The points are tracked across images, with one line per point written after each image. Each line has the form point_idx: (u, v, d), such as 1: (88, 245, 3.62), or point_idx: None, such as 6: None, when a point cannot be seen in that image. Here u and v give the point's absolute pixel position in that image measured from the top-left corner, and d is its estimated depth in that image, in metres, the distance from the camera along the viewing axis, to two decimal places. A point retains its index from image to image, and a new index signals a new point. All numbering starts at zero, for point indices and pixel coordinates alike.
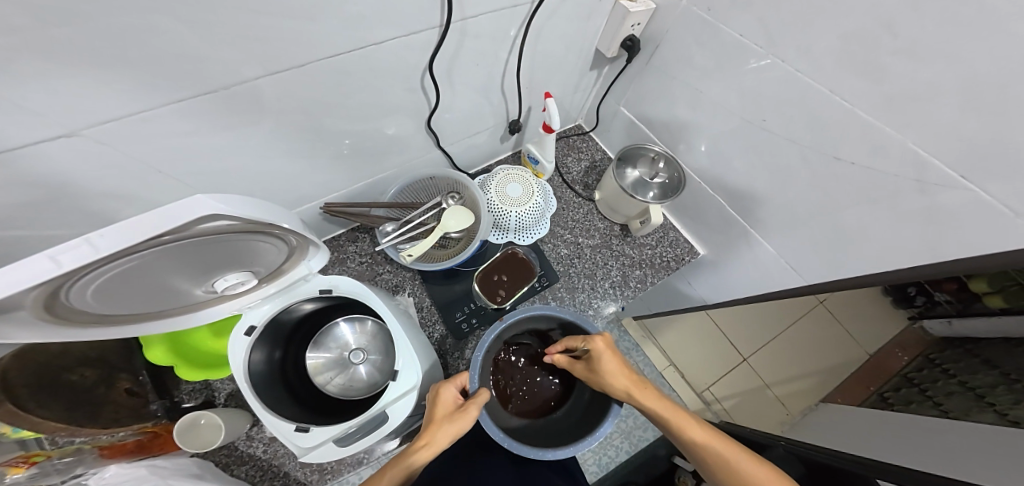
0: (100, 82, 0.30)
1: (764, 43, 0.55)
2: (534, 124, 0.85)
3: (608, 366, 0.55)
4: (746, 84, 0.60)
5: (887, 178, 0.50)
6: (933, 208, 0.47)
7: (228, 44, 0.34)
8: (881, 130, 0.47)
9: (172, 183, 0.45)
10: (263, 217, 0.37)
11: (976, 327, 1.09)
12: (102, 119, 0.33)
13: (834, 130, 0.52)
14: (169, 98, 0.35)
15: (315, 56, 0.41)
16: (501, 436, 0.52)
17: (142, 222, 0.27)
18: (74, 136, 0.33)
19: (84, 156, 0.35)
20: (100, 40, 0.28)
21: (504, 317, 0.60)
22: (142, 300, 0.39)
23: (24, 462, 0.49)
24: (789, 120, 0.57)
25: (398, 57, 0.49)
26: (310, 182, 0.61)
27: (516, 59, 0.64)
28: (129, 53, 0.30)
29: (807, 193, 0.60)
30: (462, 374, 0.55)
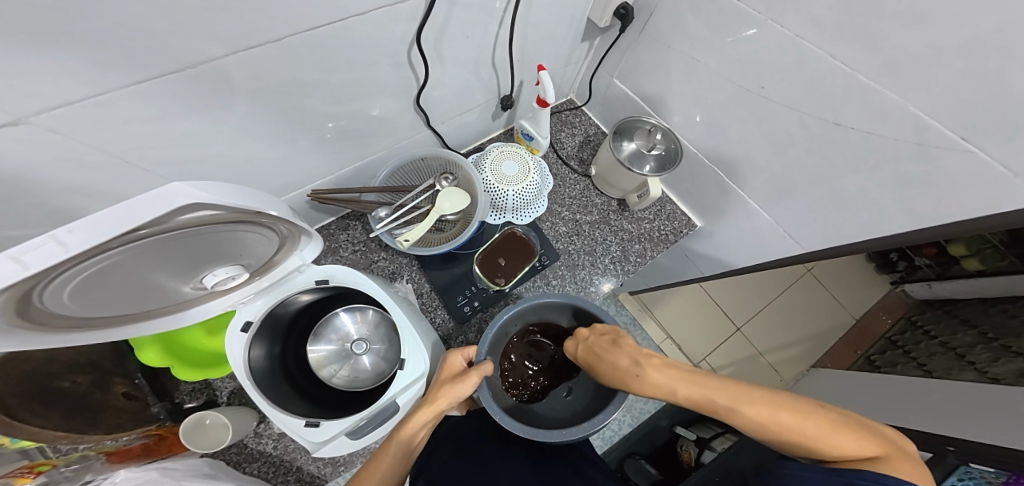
0: (40, 65, 0.27)
1: (763, 7, 0.52)
2: (525, 100, 0.82)
3: (591, 368, 0.53)
4: (743, 52, 0.58)
5: (887, 143, 0.49)
6: (936, 172, 0.46)
7: (188, 20, 0.30)
8: (882, 95, 0.46)
9: (141, 174, 0.42)
10: (251, 206, 0.34)
11: (953, 288, 1.15)
12: (48, 104, 0.29)
13: (834, 96, 0.51)
14: (127, 80, 0.32)
15: (289, 30, 0.38)
16: (500, 415, 0.50)
17: (111, 215, 0.25)
18: (20, 125, 0.29)
19: (37, 148, 0.32)
20: (33, 20, 0.24)
21: (516, 301, 0.58)
22: (126, 300, 0.36)
23: (30, 471, 0.50)
24: (787, 87, 0.55)
25: (381, 30, 0.45)
26: (294, 169, 0.58)
27: (507, 32, 0.61)
28: (71, 32, 0.26)
29: (806, 161, 0.59)
30: (471, 346, 0.56)
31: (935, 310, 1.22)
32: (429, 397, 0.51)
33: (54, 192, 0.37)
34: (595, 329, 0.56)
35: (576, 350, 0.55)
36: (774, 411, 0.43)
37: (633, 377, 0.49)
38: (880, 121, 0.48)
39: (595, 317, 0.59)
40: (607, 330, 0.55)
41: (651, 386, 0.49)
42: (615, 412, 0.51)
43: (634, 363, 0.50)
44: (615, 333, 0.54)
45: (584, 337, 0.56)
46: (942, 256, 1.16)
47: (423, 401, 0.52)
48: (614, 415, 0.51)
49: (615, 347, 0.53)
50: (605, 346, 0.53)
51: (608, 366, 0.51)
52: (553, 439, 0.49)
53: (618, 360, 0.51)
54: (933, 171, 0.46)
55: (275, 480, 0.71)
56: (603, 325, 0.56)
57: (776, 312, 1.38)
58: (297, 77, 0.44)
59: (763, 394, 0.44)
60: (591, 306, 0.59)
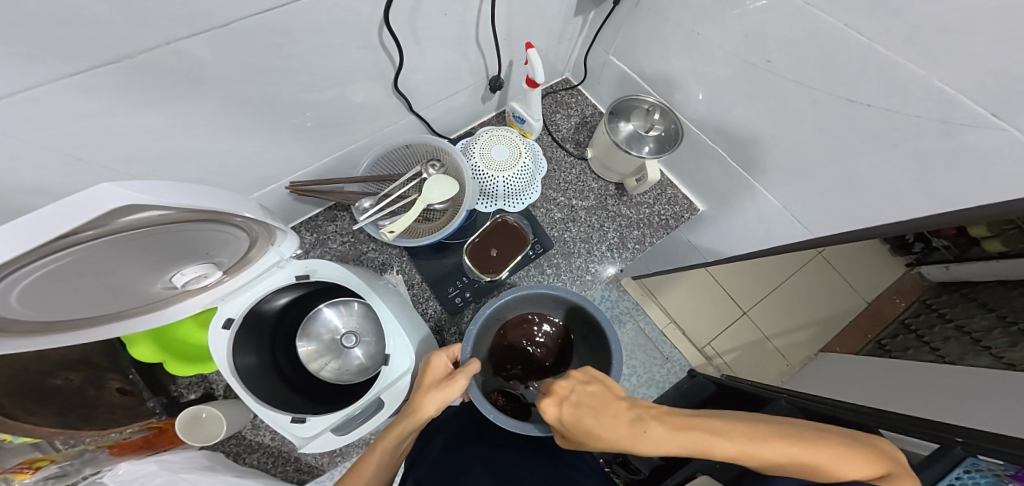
0: None
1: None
2: (516, 81, 0.77)
3: (584, 434, 0.41)
4: (748, 22, 0.53)
5: (905, 119, 0.44)
6: (962, 149, 0.42)
7: (122, 3, 0.27)
8: (901, 65, 0.41)
9: (103, 170, 0.40)
10: (201, 203, 0.32)
11: (970, 270, 1.10)
12: None
13: (847, 67, 0.46)
14: (63, 74, 0.29)
15: (243, 14, 0.35)
16: (492, 414, 0.46)
17: (30, 221, 0.23)
18: None
19: None
20: None
21: (501, 293, 0.57)
22: (89, 303, 0.35)
23: (29, 466, 0.50)
24: (795, 59, 0.51)
25: (347, 9, 0.42)
26: (270, 160, 0.55)
27: (491, 7, 0.56)
28: None
29: (815, 139, 0.55)
30: (456, 344, 0.54)
31: (951, 293, 1.17)
32: (412, 402, 0.49)
33: (13, 190, 0.36)
34: (577, 381, 0.43)
35: (562, 412, 0.41)
36: (786, 445, 0.40)
37: (640, 438, 0.40)
38: (899, 94, 0.43)
39: (584, 311, 0.57)
40: (590, 378, 0.43)
41: (658, 446, 0.40)
42: None
43: (634, 421, 0.41)
44: (599, 381, 0.43)
45: (566, 395, 0.42)
46: (961, 237, 1.10)
47: (407, 409, 0.50)
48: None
49: (607, 403, 0.42)
50: (597, 404, 0.41)
51: (608, 429, 0.40)
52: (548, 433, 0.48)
53: (614, 423, 0.41)
54: (956, 149, 0.42)
55: (274, 469, 0.73)
56: (583, 372, 0.44)
57: (783, 296, 1.35)
58: (263, 63, 0.42)
59: (770, 428, 0.41)
60: (575, 296, 0.57)
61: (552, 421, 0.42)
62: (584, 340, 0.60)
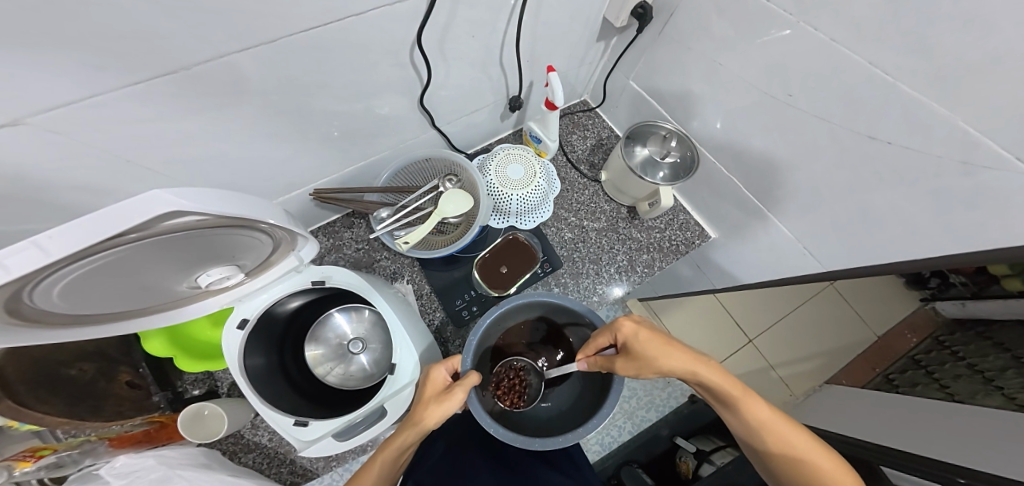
0: (38, 65, 0.26)
1: (796, 8, 0.47)
2: (535, 102, 0.79)
3: (654, 346, 0.49)
4: (771, 54, 0.53)
5: (927, 158, 0.43)
6: (981, 190, 0.40)
7: (188, 18, 0.29)
8: (926, 105, 0.40)
9: (144, 172, 0.42)
10: (233, 209, 0.33)
11: (986, 308, 1.06)
12: (47, 106, 0.29)
13: (872, 103, 0.45)
14: (124, 81, 0.31)
15: (290, 31, 0.37)
16: (491, 427, 0.50)
17: (85, 223, 0.25)
18: (20, 125, 0.29)
19: (45, 147, 0.32)
20: (32, 22, 0.24)
21: (501, 302, 0.58)
22: (121, 300, 0.36)
23: (30, 454, 0.51)
24: (817, 94, 0.50)
25: (383, 31, 0.44)
26: (298, 166, 0.57)
27: (517, 30, 0.58)
28: (64, 31, 0.25)
29: (834, 173, 0.53)
30: (456, 357, 0.54)
31: (964, 330, 1.12)
32: (415, 415, 0.49)
33: (62, 188, 0.37)
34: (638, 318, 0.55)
35: (637, 325, 0.50)
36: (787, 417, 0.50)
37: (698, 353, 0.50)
38: (922, 134, 0.42)
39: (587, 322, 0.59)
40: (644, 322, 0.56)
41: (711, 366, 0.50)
42: (608, 419, 0.51)
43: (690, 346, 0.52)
44: None
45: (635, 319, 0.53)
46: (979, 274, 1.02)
47: (408, 419, 0.50)
48: (605, 421, 0.51)
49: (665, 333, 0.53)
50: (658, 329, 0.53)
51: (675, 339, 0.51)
52: (549, 447, 0.49)
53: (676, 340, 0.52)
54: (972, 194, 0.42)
55: (269, 471, 0.73)
56: None
57: (789, 327, 1.34)
58: (296, 74, 0.43)
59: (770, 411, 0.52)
60: (572, 304, 0.58)
61: (627, 335, 0.50)
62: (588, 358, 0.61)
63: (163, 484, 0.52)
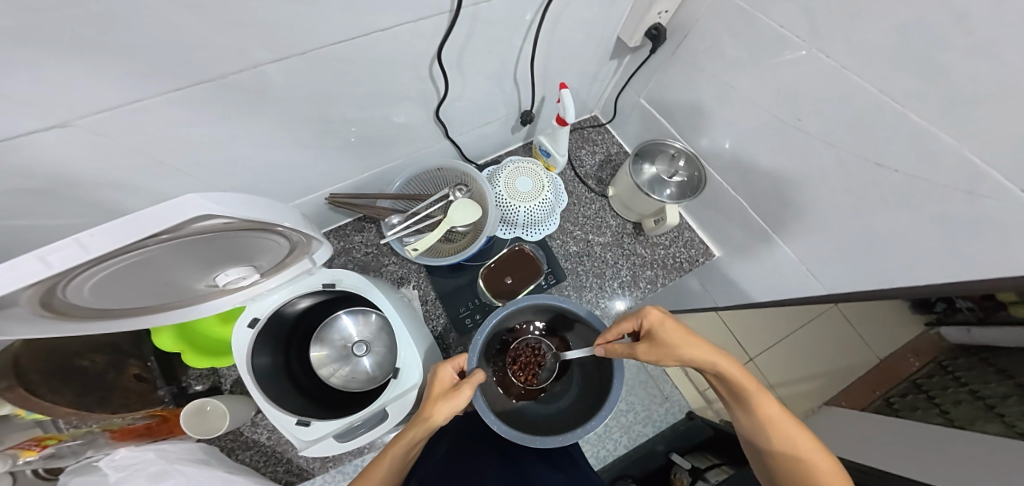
0: (90, 74, 0.28)
1: (809, 35, 0.45)
2: (546, 116, 0.81)
3: (677, 336, 0.50)
4: (782, 76, 0.50)
5: (931, 186, 0.41)
6: (983, 219, 0.38)
7: (226, 31, 0.31)
8: (933, 134, 0.38)
9: (175, 174, 0.43)
10: (257, 214, 0.35)
11: (994, 336, 0.92)
12: (95, 111, 0.31)
13: (881, 128, 0.42)
14: (166, 88, 0.33)
15: (318, 44, 0.38)
16: (495, 423, 0.52)
17: (124, 223, 0.26)
18: (68, 127, 0.31)
19: (88, 148, 0.33)
20: (90, 33, 0.25)
21: (506, 303, 0.61)
22: (145, 296, 0.38)
23: (36, 443, 0.53)
24: (827, 120, 0.47)
25: (404, 45, 0.46)
26: (315, 172, 0.59)
27: (532, 47, 0.59)
28: (117, 41, 0.27)
29: (839, 199, 0.51)
30: (462, 356, 0.55)
31: (970, 356, 1.00)
32: (423, 412, 0.50)
33: (99, 187, 0.39)
34: None
35: (663, 315, 0.51)
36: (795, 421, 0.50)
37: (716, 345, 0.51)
38: (928, 160, 0.40)
39: (586, 326, 0.61)
40: None
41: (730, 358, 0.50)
42: (605, 420, 0.54)
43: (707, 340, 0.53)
44: None
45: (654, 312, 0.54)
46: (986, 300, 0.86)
47: (416, 418, 0.50)
48: (603, 423, 0.54)
49: None
50: None
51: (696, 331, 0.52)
52: (551, 445, 0.52)
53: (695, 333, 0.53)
54: None
55: (265, 470, 0.74)
56: None
57: (788, 347, 1.34)
58: (310, 84, 0.43)
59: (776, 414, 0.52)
60: (569, 307, 0.60)
61: (653, 322, 0.51)
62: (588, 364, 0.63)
63: (161, 477, 0.53)
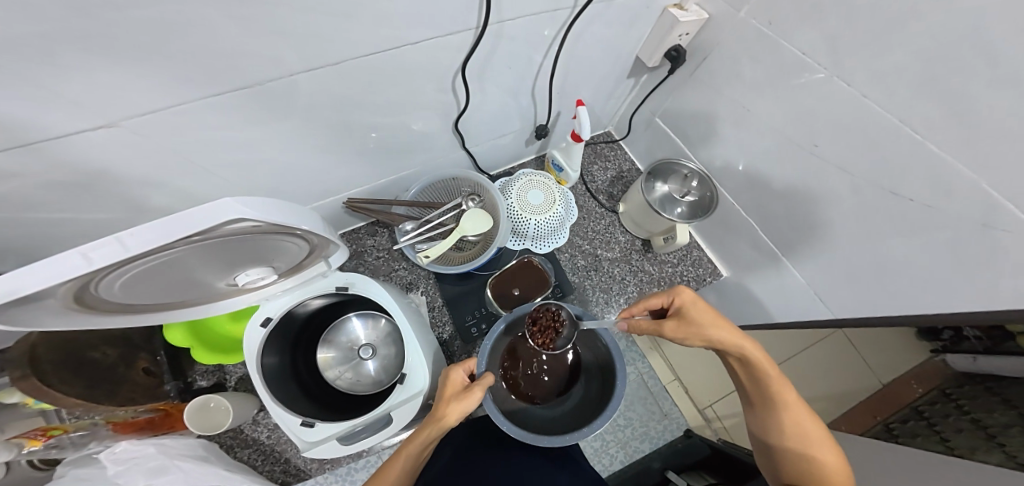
0: (139, 76, 0.29)
1: (829, 62, 0.44)
2: (561, 131, 0.82)
3: (708, 316, 0.49)
4: (800, 100, 0.50)
5: (945, 217, 0.41)
6: (997, 250, 0.38)
7: (267, 41, 0.32)
8: (951, 168, 0.38)
9: (207, 175, 0.45)
10: (285, 219, 0.35)
11: (1007, 367, 0.79)
12: (139, 110, 0.32)
13: (895, 161, 0.43)
14: (208, 92, 0.34)
15: (349, 55, 0.40)
16: (502, 421, 0.54)
17: (163, 223, 0.27)
18: (114, 126, 0.32)
19: (128, 145, 0.35)
20: (144, 39, 0.27)
21: (513, 310, 0.63)
22: (169, 293, 0.39)
23: (41, 433, 0.56)
24: (846, 147, 0.47)
25: (430, 57, 0.47)
26: (334, 176, 0.60)
27: (551, 64, 0.60)
28: (169, 46, 0.28)
29: (850, 226, 0.52)
30: (471, 359, 0.55)
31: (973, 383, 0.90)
32: (436, 412, 0.50)
33: (134, 183, 0.40)
34: None
35: (694, 296, 0.50)
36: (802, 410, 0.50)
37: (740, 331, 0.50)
38: (945, 193, 0.40)
39: (592, 333, 0.62)
40: None
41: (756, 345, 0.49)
42: (609, 423, 0.55)
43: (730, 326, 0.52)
44: None
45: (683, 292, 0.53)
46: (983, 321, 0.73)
47: (429, 418, 0.50)
48: (608, 424, 0.54)
49: None
50: None
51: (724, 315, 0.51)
52: (555, 445, 0.53)
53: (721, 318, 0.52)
54: None
55: (263, 468, 0.73)
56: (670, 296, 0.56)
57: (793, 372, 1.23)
58: (337, 91, 0.44)
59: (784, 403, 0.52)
60: (577, 313, 0.62)
61: (684, 301, 0.49)
62: (592, 372, 0.63)
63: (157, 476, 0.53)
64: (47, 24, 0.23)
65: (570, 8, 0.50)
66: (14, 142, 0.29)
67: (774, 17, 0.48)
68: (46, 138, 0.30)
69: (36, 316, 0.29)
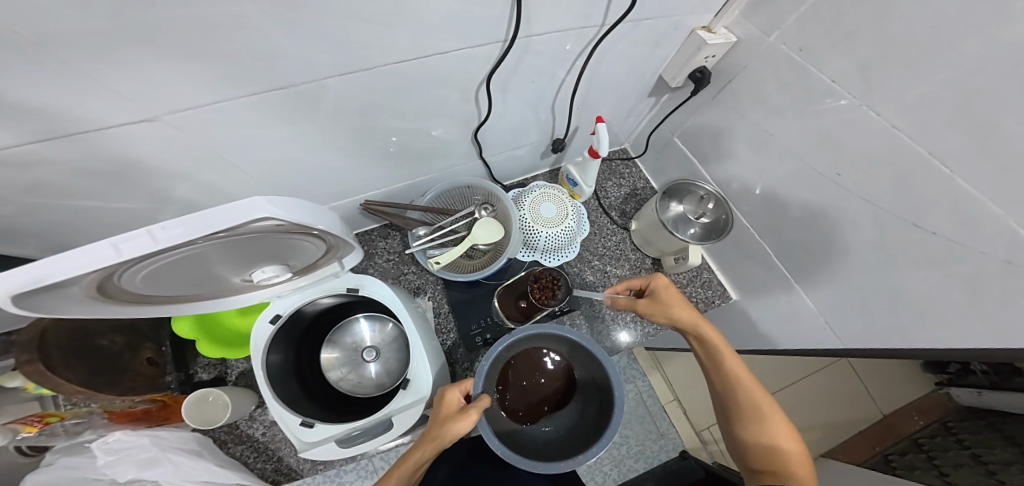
0: (181, 72, 0.30)
1: (860, 93, 0.44)
2: (577, 145, 0.83)
3: (677, 297, 0.56)
4: (825, 128, 0.50)
5: (968, 253, 0.41)
6: (1020, 291, 0.38)
7: (303, 43, 0.32)
8: (976, 203, 0.38)
9: (235, 171, 0.45)
10: (309, 220, 0.35)
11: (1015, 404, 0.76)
12: (180, 107, 0.33)
13: (920, 195, 0.42)
14: (246, 92, 0.35)
15: (382, 61, 0.40)
16: (496, 444, 0.53)
17: (189, 219, 0.27)
18: (154, 121, 0.33)
19: (163, 139, 0.36)
20: (191, 36, 0.27)
21: (514, 331, 0.61)
22: (185, 285, 0.39)
23: (39, 419, 0.55)
24: (867, 178, 0.47)
25: (458, 67, 0.47)
26: (353, 178, 0.60)
27: (574, 79, 0.61)
28: (212, 45, 0.29)
29: (869, 258, 0.51)
30: (468, 381, 0.55)
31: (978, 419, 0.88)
32: (429, 433, 0.51)
33: (163, 175, 0.41)
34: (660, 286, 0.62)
35: (666, 281, 0.58)
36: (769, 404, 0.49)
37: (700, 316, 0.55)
38: (971, 228, 0.40)
39: (590, 354, 0.61)
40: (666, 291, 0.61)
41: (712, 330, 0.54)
42: (607, 448, 0.54)
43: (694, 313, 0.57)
44: None
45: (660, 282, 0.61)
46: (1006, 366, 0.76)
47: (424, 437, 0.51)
48: (603, 450, 0.54)
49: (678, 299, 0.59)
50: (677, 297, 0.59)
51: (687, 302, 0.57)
52: (552, 472, 0.52)
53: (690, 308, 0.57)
54: None
55: (255, 466, 0.72)
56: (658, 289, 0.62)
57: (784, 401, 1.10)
58: (363, 96, 0.44)
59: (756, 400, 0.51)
60: (577, 337, 0.61)
61: (658, 281, 0.57)
62: (591, 394, 0.62)
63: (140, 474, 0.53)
64: (89, 7, 0.22)
65: (598, 26, 0.50)
66: (47, 126, 0.29)
67: (805, 44, 0.48)
68: (77, 124, 0.30)
69: (56, 302, 0.29)
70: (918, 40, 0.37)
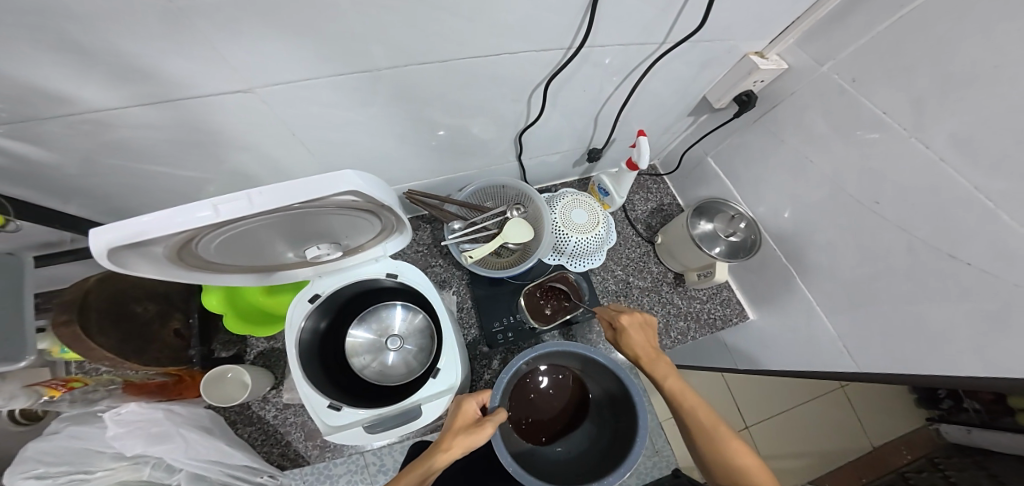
0: (288, 46, 0.31)
1: (912, 125, 0.46)
2: (611, 157, 0.85)
3: (630, 330, 0.61)
4: (867, 157, 0.52)
5: (999, 286, 0.42)
6: None
7: (398, 28, 0.34)
8: (1013, 237, 0.40)
9: (302, 147, 0.47)
10: (384, 199, 0.36)
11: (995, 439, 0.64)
12: (275, 81, 0.35)
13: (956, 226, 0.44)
14: (335, 72, 0.36)
15: (459, 55, 0.41)
16: (512, 467, 0.53)
17: (277, 189, 0.28)
18: (249, 93, 0.35)
19: (247, 110, 0.37)
20: (313, 12, 0.29)
21: (537, 346, 0.61)
22: (246, 254, 0.39)
23: (63, 383, 0.57)
24: (906, 207, 0.49)
25: (521, 69, 0.49)
26: (399, 167, 0.62)
27: (623, 92, 0.62)
28: (326, 24, 0.30)
29: (897, 285, 0.53)
30: (485, 392, 0.56)
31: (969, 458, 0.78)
32: (440, 444, 0.50)
33: (235, 146, 0.43)
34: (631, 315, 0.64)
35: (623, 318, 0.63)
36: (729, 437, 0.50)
37: (652, 357, 0.58)
38: (1005, 262, 0.41)
39: (610, 374, 0.61)
40: (639, 319, 0.62)
41: (660, 371, 0.57)
42: (625, 476, 0.53)
43: (651, 349, 0.59)
44: (644, 322, 0.63)
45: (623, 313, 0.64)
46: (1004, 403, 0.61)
47: (436, 447, 0.50)
48: (621, 479, 0.53)
49: (644, 332, 0.61)
50: (639, 329, 0.62)
51: (638, 341, 0.60)
52: None
53: (648, 344, 0.60)
54: None
55: (260, 449, 0.69)
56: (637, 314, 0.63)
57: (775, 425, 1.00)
58: (427, 87, 0.45)
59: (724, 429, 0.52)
60: (605, 360, 0.61)
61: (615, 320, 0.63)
62: (609, 408, 0.63)
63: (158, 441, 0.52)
64: None
65: (659, 44, 0.52)
66: (149, 86, 0.31)
67: (859, 75, 0.50)
68: (177, 88, 0.32)
69: (138, 258, 0.30)
70: (976, 79, 0.39)
